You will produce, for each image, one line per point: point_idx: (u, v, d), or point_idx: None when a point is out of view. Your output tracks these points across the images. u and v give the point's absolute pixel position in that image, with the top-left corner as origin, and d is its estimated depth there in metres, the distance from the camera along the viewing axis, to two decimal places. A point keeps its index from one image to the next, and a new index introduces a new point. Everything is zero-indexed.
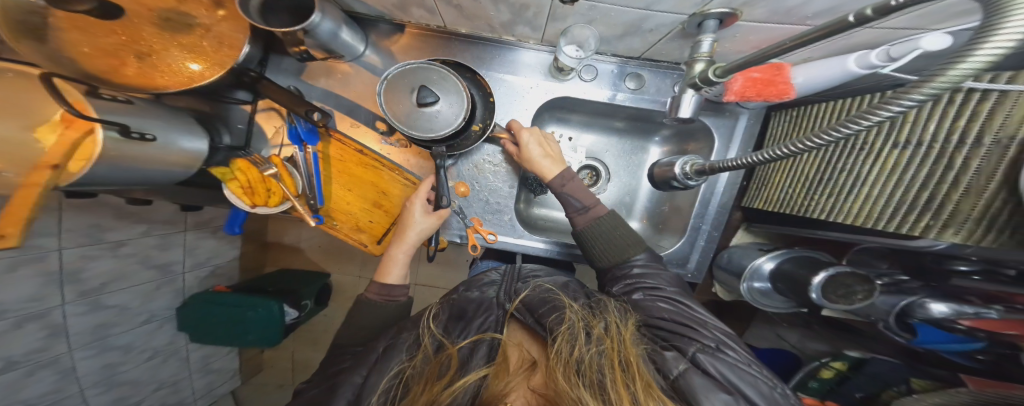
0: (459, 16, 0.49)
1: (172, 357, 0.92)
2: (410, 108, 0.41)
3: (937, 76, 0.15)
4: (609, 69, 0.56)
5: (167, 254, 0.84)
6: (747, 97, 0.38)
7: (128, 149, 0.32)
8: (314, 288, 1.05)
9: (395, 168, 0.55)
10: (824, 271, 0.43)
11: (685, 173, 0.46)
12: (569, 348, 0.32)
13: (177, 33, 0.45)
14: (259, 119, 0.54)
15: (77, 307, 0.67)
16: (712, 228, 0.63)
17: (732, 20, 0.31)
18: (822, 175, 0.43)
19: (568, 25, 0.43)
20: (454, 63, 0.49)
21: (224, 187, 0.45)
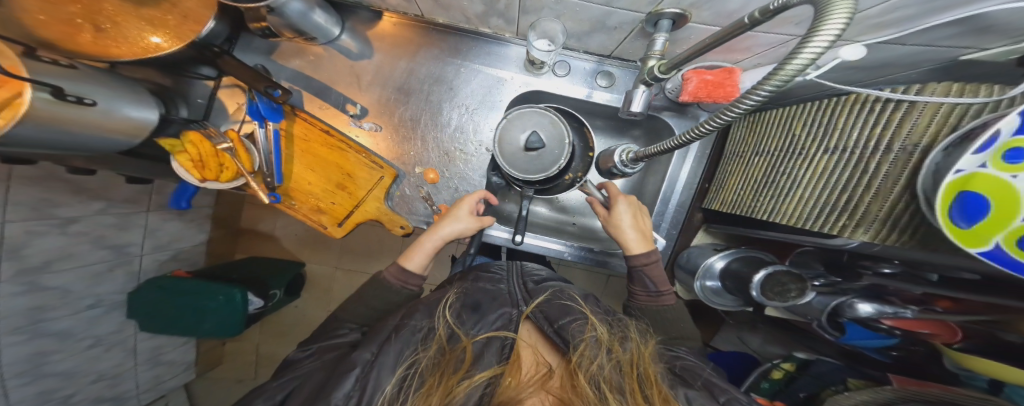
0: (433, 6, 0.49)
1: (118, 346, 0.86)
2: (516, 148, 0.49)
3: (776, 75, 0.19)
4: (583, 66, 0.57)
5: (125, 235, 0.80)
6: (699, 98, 0.40)
7: (63, 112, 0.31)
8: (285, 278, 1.03)
9: (361, 151, 0.54)
10: (765, 270, 0.47)
11: (622, 161, 0.47)
12: (595, 353, 0.33)
13: (141, 6, 0.43)
14: (222, 95, 0.53)
15: (9, 288, 0.61)
16: (671, 226, 0.70)
17: (684, 21, 0.31)
18: (766, 177, 0.46)
19: (538, 18, 0.44)
20: (565, 112, 0.54)
21: (172, 160, 0.45)
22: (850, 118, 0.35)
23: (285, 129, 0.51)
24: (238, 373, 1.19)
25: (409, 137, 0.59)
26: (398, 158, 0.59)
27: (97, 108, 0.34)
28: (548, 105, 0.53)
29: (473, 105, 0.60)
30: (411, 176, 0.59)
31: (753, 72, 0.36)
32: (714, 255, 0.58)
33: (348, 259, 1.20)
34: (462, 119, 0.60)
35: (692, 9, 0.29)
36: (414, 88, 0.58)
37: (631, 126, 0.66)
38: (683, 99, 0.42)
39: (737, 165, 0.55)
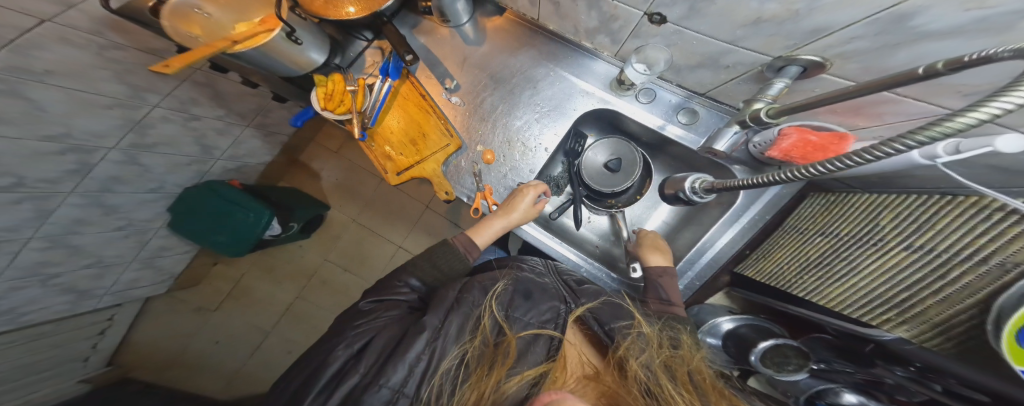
0: (551, 12, 0.56)
1: (134, 236, 0.96)
2: (597, 163, 0.66)
3: (934, 127, 0.17)
4: (669, 99, 0.59)
5: (217, 138, 0.98)
6: (791, 156, 0.41)
7: (283, 44, 0.44)
8: (305, 214, 1.15)
9: (443, 118, 0.60)
10: (771, 340, 0.47)
11: (694, 188, 0.48)
12: (639, 348, 0.40)
13: None
14: (368, 54, 0.61)
15: (117, 154, 0.74)
16: (695, 278, 0.65)
17: (818, 70, 0.33)
18: (823, 259, 0.47)
19: (645, 44, 0.47)
20: (644, 168, 0.69)
21: (313, 89, 0.54)
22: (945, 220, 0.33)
23: (395, 86, 0.59)
24: (201, 301, 1.30)
25: (483, 119, 0.63)
26: (466, 131, 0.62)
27: (300, 46, 0.47)
28: (643, 158, 0.68)
29: (546, 108, 0.64)
30: (471, 151, 0.62)
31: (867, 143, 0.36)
32: (726, 317, 0.58)
33: (368, 215, 1.36)
34: (532, 118, 0.64)
35: (834, 59, 0.31)
36: (505, 81, 0.64)
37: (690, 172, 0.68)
38: (771, 154, 0.44)
39: (793, 239, 0.53)
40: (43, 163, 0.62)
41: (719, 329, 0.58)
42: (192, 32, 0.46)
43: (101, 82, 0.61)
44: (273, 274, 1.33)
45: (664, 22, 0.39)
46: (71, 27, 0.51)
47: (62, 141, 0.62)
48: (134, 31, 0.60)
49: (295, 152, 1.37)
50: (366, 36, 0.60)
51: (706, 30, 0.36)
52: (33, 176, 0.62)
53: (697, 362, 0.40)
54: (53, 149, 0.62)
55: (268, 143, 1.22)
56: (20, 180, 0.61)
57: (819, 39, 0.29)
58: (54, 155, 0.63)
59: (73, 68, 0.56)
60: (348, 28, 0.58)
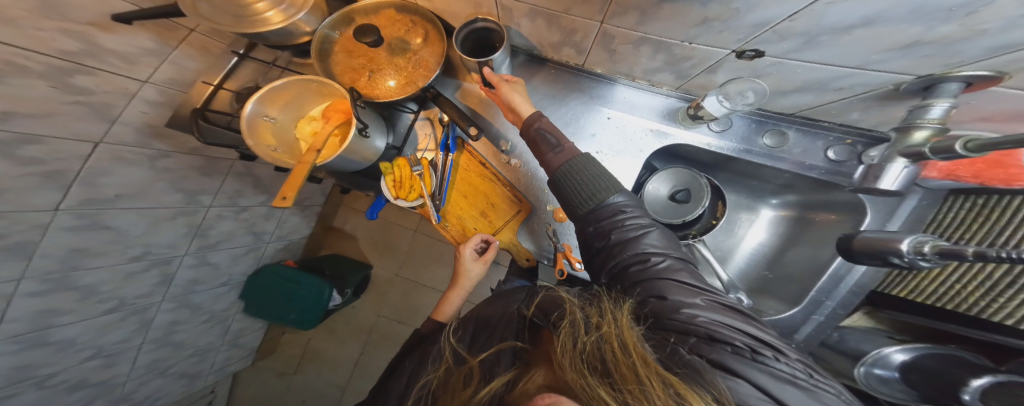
0: (605, 59, 0.54)
1: (218, 325, 1.02)
2: (663, 197, 0.64)
3: None
4: (744, 122, 0.55)
5: (266, 223, 0.99)
6: (958, 176, 0.41)
7: (356, 142, 0.43)
8: (357, 277, 1.18)
9: (507, 184, 0.61)
10: (988, 376, 0.39)
11: (918, 253, 0.33)
12: (573, 339, 0.33)
13: (396, 56, 0.55)
14: (417, 126, 0.59)
15: (189, 259, 0.78)
16: (838, 306, 0.55)
17: (990, 82, 0.28)
18: (1023, 280, 0.42)
19: (726, 79, 0.45)
20: (715, 188, 0.67)
21: (380, 178, 0.53)
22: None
23: (455, 160, 0.60)
24: (280, 365, 1.31)
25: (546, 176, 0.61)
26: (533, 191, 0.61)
27: (369, 139, 0.46)
28: (705, 177, 0.66)
29: (612, 152, 0.61)
30: (541, 214, 0.60)
31: None
32: (891, 345, 0.50)
33: (409, 269, 1.32)
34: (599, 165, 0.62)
35: (1015, 72, 0.26)
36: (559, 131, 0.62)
37: (782, 190, 0.65)
38: (927, 175, 0.44)
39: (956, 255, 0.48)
40: (139, 281, 0.69)
41: (890, 360, 0.50)
42: (268, 144, 0.47)
43: (161, 195, 0.62)
44: (336, 333, 1.31)
45: (759, 56, 0.36)
46: (119, 144, 0.51)
47: (147, 258, 0.68)
48: (180, 136, 0.59)
49: (328, 218, 1.36)
50: (412, 107, 0.58)
51: (824, 58, 0.32)
52: (129, 295, 0.69)
53: (628, 325, 0.32)
54: (141, 266, 0.68)
55: (308, 217, 1.23)
56: (120, 301, 0.68)
57: (999, 55, 0.25)
58: (142, 272, 0.69)
59: (130, 190, 0.56)
60: (394, 105, 0.56)
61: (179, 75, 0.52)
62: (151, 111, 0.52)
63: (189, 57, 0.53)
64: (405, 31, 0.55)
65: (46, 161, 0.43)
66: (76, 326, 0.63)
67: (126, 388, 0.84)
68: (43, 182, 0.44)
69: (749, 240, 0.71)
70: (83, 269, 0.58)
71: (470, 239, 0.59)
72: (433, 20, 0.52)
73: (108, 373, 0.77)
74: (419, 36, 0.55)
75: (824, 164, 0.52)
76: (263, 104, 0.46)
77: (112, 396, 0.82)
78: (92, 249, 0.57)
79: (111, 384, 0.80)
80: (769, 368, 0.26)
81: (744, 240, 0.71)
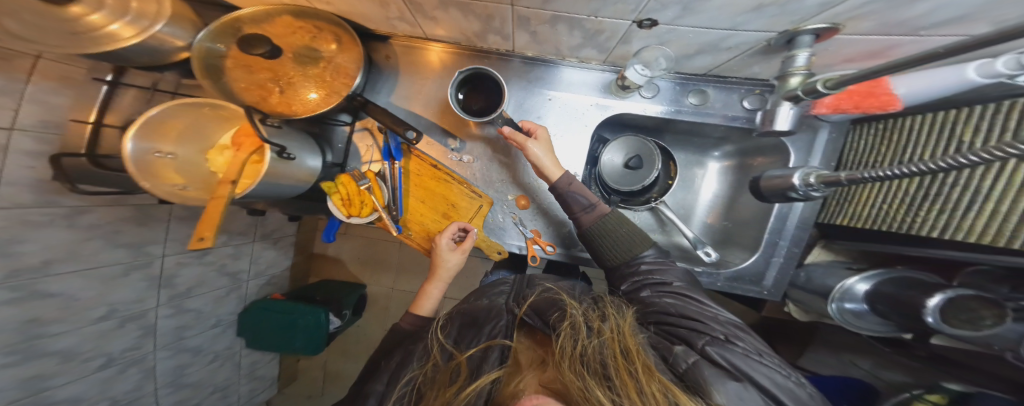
0: (529, 41, 0.54)
1: (229, 361, 1.02)
2: (618, 167, 0.67)
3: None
4: (668, 85, 0.57)
5: (238, 262, 0.97)
6: (842, 109, 0.42)
7: (278, 165, 0.40)
8: (353, 298, 1.18)
9: (463, 182, 0.60)
10: (940, 294, 0.40)
11: (807, 183, 0.38)
12: (572, 341, 0.38)
13: (307, 66, 0.53)
14: (356, 138, 0.58)
15: (164, 310, 0.76)
16: (792, 244, 0.61)
17: (830, 34, 0.31)
18: (937, 192, 0.43)
19: (637, 48, 0.46)
20: (665, 150, 0.69)
21: (328, 199, 0.52)
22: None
23: (404, 166, 0.58)
24: (308, 389, 1.32)
25: (500, 167, 0.64)
26: (491, 184, 0.64)
27: (295, 161, 0.43)
28: (655, 143, 0.68)
29: (560, 131, 0.63)
30: (505, 203, 0.64)
31: (921, 75, 0.34)
32: (851, 276, 0.53)
33: (404, 280, 1.32)
34: None
35: (846, 22, 0.29)
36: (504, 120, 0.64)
37: (720, 142, 0.69)
38: (817, 112, 0.45)
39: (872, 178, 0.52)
40: (119, 337, 0.68)
41: (855, 292, 0.53)
42: (173, 183, 0.42)
43: (100, 253, 0.60)
44: (350, 353, 1.31)
45: (654, 24, 0.38)
46: (16, 206, 0.47)
47: (114, 317, 0.65)
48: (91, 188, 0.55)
49: (308, 246, 1.33)
50: (345, 120, 0.57)
51: (703, 22, 0.34)
52: (116, 350, 0.68)
53: (626, 329, 0.39)
54: (112, 325, 0.66)
55: (285, 247, 1.20)
56: (111, 356, 0.67)
57: (826, 10, 0.27)
58: (116, 330, 0.67)
59: (58, 253, 0.54)
60: (325, 119, 0.55)
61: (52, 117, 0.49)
62: (39, 165, 0.48)
63: (54, 91, 0.48)
64: (310, 38, 0.52)
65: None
66: (78, 383, 0.63)
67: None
68: None
69: (705, 193, 0.75)
70: (50, 336, 0.56)
71: (446, 228, 0.58)
72: (342, 25, 0.50)
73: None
74: (331, 42, 0.53)
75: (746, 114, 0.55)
76: (148, 140, 0.39)
77: None
78: (47, 317, 0.55)
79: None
80: (766, 368, 0.33)
81: (701, 194, 0.75)
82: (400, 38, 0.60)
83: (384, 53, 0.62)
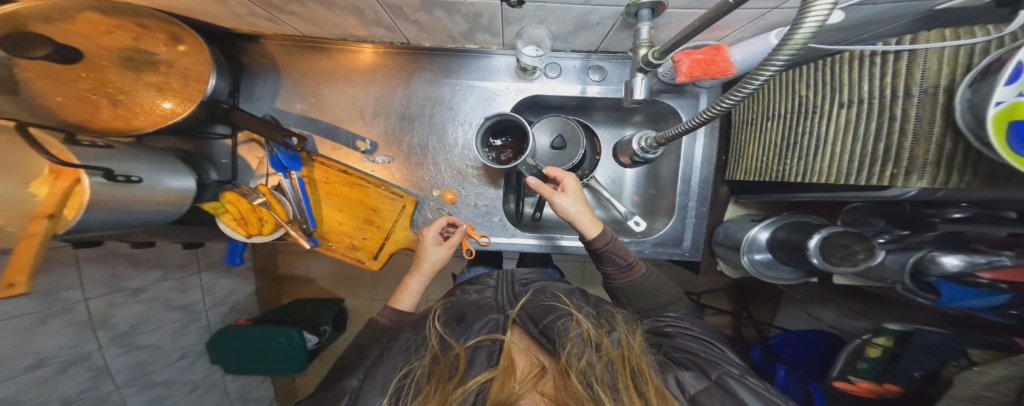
0: (418, 31, 0.51)
1: (214, 387, 1.02)
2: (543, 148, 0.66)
3: (786, 45, 0.18)
4: (574, 64, 0.56)
5: (186, 296, 0.91)
6: (695, 78, 0.35)
7: (120, 193, 0.34)
8: (328, 314, 1.15)
9: (380, 184, 0.60)
10: (818, 234, 0.43)
11: (642, 148, 0.48)
12: (580, 354, 0.38)
13: (140, 72, 0.48)
14: (242, 151, 0.56)
15: (112, 349, 0.75)
16: (699, 204, 0.69)
17: (663, 8, 0.30)
18: (790, 139, 0.44)
19: (522, 27, 0.44)
20: (586, 126, 0.70)
21: (218, 221, 0.50)
22: (849, 74, 0.36)
23: (308, 175, 0.58)
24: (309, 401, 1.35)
25: (421, 163, 0.63)
26: (413, 184, 0.64)
27: (145, 183, 0.37)
28: (574, 118, 0.69)
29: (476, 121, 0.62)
30: (430, 200, 0.64)
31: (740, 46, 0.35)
32: (755, 227, 0.57)
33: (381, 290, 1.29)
34: (467, 135, 0.63)
35: None
36: (416, 115, 0.62)
37: (631, 115, 0.70)
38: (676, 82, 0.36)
39: (751, 133, 0.55)
40: (64, 382, 0.68)
41: (759, 242, 0.56)
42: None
43: (2, 305, 0.57)
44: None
45: (521, 2, 0.36)
46: None
47: (47, 364, 0.64)
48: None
49: (273, 268, 1.25)
50: (223, 132, 0.54)
51: None
52: (66, 393, 0.68)
53: (637, 349, 0.39)
54: (48, 372, 0.65)
55: (240, 272, 1.10)
56: (65, 397, 0.68)
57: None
58: (57, 375, 0.66)
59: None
60: (194, 132, 0.52)
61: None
62: None
63: None
64: (132, 39, 0.46)
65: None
66: None
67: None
68: None
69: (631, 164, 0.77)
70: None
71: (432, 223, 0.59)
72: (183, 28, 0.44)
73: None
74: (163, 43, 0.48)
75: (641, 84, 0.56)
76: None
77: None
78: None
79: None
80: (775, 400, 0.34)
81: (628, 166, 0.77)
82: (272, 37, 0.57)
83: (259, 54, 0.58)
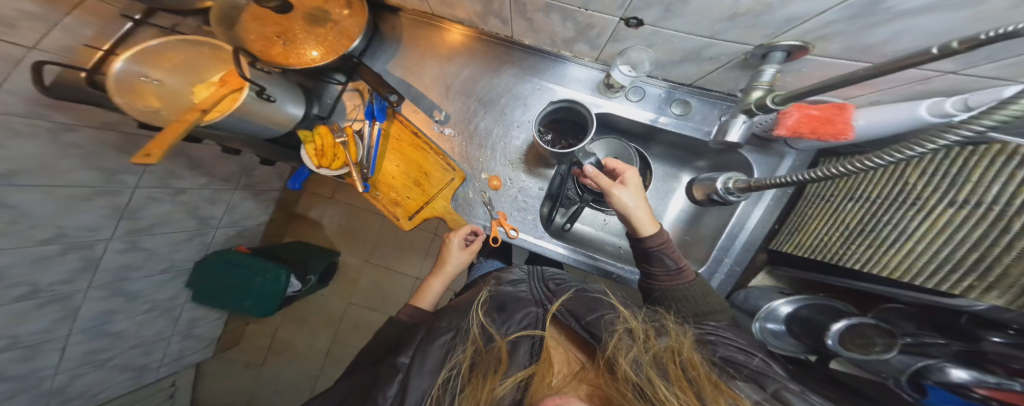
0: (527, 29, 0.56)
1: (165, 314, 1.03)
2: None
3: (1001, 109, 0.17)
4: (657, 93, 0.59)
5: (211, 208, 0.99)
6: (800, 133, 0.40)
7: (256, 104, 0.43)
8: (319, 265, 1.20)
9: (440, 153, 0.65)
10: (845, 320, 0.47)
11: (727, 189, 0.47)
12: (626, 347, 0.39)
13: (314, 25, 0.54)
14: (345, 97, 0.64)
15: (117, 243, 0.76)
16: (735, 263, 0.69)
17: (803, 53, 0.31)
18: (865, 226, 0.49)
19: (626, 46, 0.47)
20: (642, 158, 0.72)
21: (302, 147, 0.58)
22: (979, 171, 0.36)
23: (385, 128, 0.65)
24: (246, 358, 1.37)
25: (480, 146, 0.66)
26: (469, 162, 0.66)
27: (275, 104, 0.46)
28: (634, 148, 0.70)
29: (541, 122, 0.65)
30: (477, 180, 0.67)
31: (872, 109, 0.36)
32: (780, 299, 0.59)
33: (379, 254, 1.38)
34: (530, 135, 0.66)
35: (816, 42, 0.29)
36: (494, 102, 0.65)
37: (697, 158, 0.72)
38: (777, 133, 0.42)
39: (822, 207, 0.58)
40: (56, 265, 0.66)
41: (778, 313, 0.59)
42: (150, 105, 0.44)
43: (70, 173, 0.59)
44: (305, 324, 1.37)
45: (641, 24, 0.37)
46: (13, 116, 0.47)
47: (60, 241, 0.64)
48: (84, 109, 0.56)
49: (291, 206, 1.38)
50: (339, 79, 0.63)
51: (687, 28, 0.33)
52: (45, 281, 0.66)
53: (687, 348, 0.39)
54: (53, 250, 0.64)
55: (263, 202, 1.23)
56: (35, 286, 0.65)
57: (800, 23, 0.27)
58: (57, 256, 0.66)
59: (29, 165, 0.53)
60: (320, 74, 0.60)
61: (69, 42, 0.47)
62: None
63: (88, 25, 0.49)
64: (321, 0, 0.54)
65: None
66: None
67: (56, 382, 0.81)
68: None
69: (676, 205, 0.79)
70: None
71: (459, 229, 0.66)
72: None
73: (29, 367, 0.74)
74: (342, 7, 0.56)
75: None
76: (140, 64, 0.43)
77: (39, 392, 0.79)
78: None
79: (36, 377, 0.76)
80: None
81: (671, 206, 0.79)
82: (409, 11, 0.64)
83: (391, 24, 0.65)
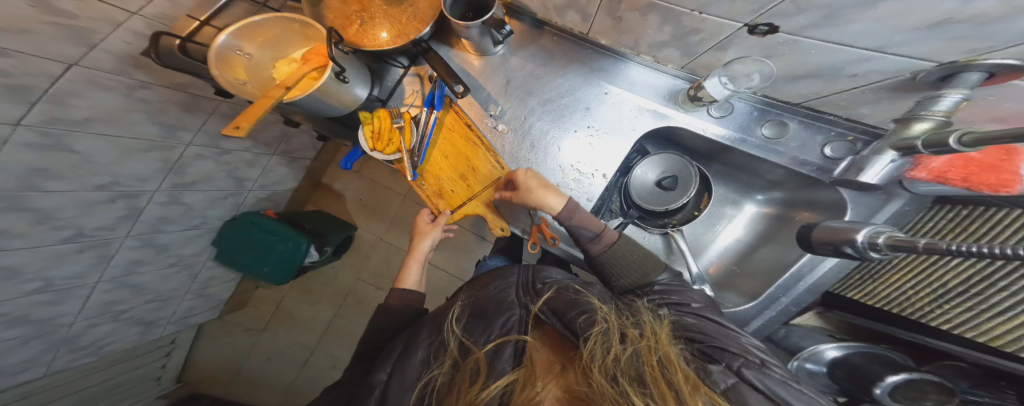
0: (610, 27, 0.52)
1: (185, 270, 1.05)
2: (650, 182, 0.61)
3: None
4: (744, 109, 0.53)
5: (249, 169, 1.01)
6: (947, 178, 0.39)
7: (331, 84, 0.46)
8: (337, 237, 1.19)
9: (491, 150, 0.60)
10: (905, 373, 0.42)
11: (871, 243, 0.36)
12: (604, 348, 0.30)
13: (390, 6, 0.56)
14: (407, 82, 0.63)
15: (160, 196, 0.77)
16: (793, 304, 0.57)
17: (1014, 74, 0.25)
18: (965, 289, 0.46)
19: (732, 58, 0.43)
20: (703, 176, 0.65)
21: (360, 127, 0.57)
22: None
23: (440, 117, 0.62)
24: (248, 322, 1.38)
25: (531, 146, 0.61)
26: (516, 161, 0.62)
27: (347, 85, 0.50)
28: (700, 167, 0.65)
29: (600, 130, 0.59)
30: None
31: None
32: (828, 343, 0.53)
33: (395, 234, 1.37)
34: (585, 141, 0.60)
35: None
36: (553, 102, 0.61)
37: (770, 187, 0.65)
38: (916, 175, 0.42)
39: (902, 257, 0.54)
40: (103, 212, 0.68)
41: (822, 357, 0.53)
42: (240, 78, 0.47)
43: (135, 125, 0.61)
44: (313, 293, 1.38)
45: (770, 32, 0.33)
46: (98, 70, 0.48)
47: (112, 189, 0.66)
48: (161, 69, 0.57)
49: (316, 175, 1.40)
50: (402, 62, 0.61)
51: (839, 38, 0.29)
52: (89, 226, 0.67)
53: (665, 340, 0.32)
54: (105, 197, 0.66)
55: (293, 170, 1.25)
56: (79, 231, 0.66)
57: None
58: (108, 203, 0.67)
59: (104, 115, 0.54)
60: (383, 57, 0.57)
61: (170, 11, 0.51)
62: (135, 43, 0.49)
63: None
64: None
65: (15, 75, 0.39)
66: (28, 252, 0.61)
67: (73, 329, 0.84)
68: (10, 98, 0.41)
69: (728, 235, 0.72)
70: (41, 191, 0.55)
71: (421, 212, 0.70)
72: None
73: (52, 311, 0.76)
74: None
75: (819, 160, 0.51)
76: (237, 38, 0.46)
77: (55, 337, 0.82)
78: (52, 171, 0.54)
79: (55, 324, 0.79)
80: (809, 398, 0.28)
81: (723, 233, 0.72)
82: None
83: None
